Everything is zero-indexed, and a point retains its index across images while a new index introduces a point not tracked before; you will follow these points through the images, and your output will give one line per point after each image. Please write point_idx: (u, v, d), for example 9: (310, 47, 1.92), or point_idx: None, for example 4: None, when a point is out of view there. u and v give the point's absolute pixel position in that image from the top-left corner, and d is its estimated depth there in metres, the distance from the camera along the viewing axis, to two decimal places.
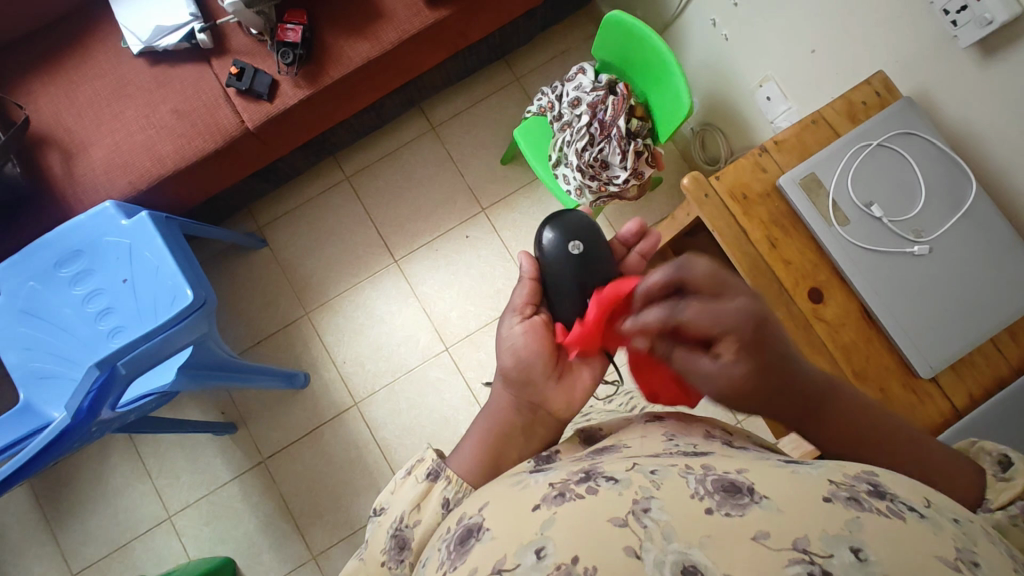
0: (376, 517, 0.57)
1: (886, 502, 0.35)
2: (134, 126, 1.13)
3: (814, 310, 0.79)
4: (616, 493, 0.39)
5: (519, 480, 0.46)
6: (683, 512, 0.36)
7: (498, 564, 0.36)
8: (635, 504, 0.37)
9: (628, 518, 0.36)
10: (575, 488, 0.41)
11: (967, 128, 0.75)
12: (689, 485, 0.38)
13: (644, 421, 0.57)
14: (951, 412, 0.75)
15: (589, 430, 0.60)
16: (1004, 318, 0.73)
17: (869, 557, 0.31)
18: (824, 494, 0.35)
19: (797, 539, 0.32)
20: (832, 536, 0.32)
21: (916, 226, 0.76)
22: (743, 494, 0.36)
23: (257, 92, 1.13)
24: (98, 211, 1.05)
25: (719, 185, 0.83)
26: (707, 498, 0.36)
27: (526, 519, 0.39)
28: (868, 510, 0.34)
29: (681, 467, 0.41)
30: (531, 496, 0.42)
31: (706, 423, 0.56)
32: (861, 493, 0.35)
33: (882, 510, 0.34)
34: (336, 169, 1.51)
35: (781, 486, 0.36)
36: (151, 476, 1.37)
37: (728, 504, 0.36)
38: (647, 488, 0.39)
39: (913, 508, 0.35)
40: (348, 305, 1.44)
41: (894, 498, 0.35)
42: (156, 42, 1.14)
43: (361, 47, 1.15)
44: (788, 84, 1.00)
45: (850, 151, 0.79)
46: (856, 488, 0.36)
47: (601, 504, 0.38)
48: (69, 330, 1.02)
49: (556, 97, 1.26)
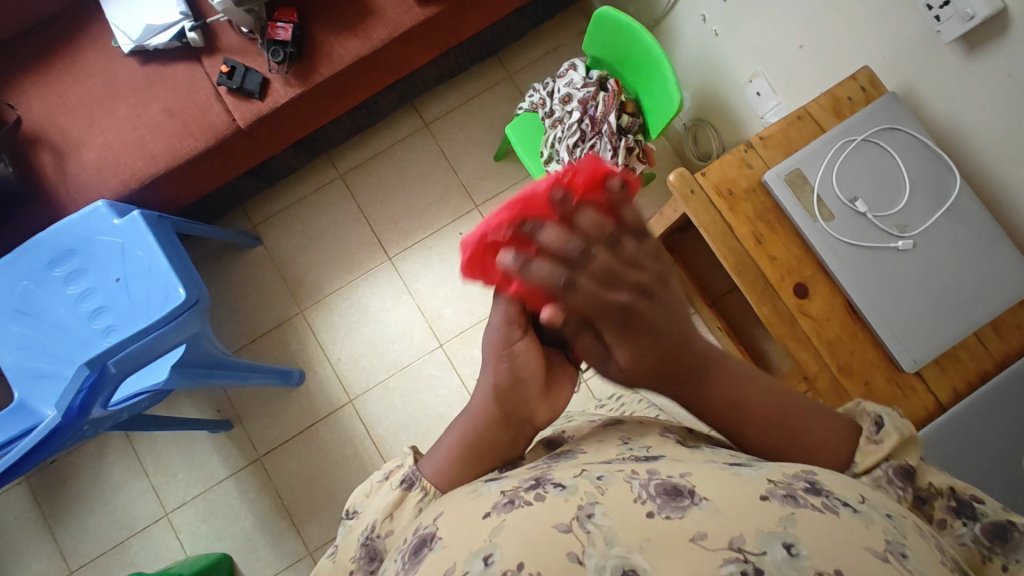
0: (347, 521, 0.55)
1: (822, 498, 0.36)
2: (127, 126, 1.14)
3: (799, 305, 0.79)
4: (561, 500, 0.38)
5: (472, 489, 0.44)
6: (625, 516, 0.36)
7: (449, 571, 0.35)
8: (580, 510, 0.37)
9: (572, 523, 0.36)
10: (524, 494, 0.40)
11: (952, 123, 0.76)
12: (633, 489, 0.38)
13: (606, 424, 0.58)
14: (935, 406, 0.75)
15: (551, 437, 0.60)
16: (985, 313, 0.74)
17: (800, 552, 0.31)
18: (761, 493, 0.36)
19: (733, 538, 0.32)
20: (766, 533, 0.32)
21: (901, 221, 0.76)
22: (684, 496, 0.36)
23: (248, 91, 1.13)
24: (91, 211, 1.05)
25: (704, 181, 0.83)
26: (649, 502, 0.36)
27: (476, 528, 0.38)
28: (803, 506, 0.35)
29: (627, 473, 0.41)
30: (483, 503, 0.40)
31: (662, 424, 0.57)
32: (798, 491, 0.36)
33: (817, 505, 0.35)
34: (329, 167, 1.51)
35: (720, 487, 0.37)
36: (148, 473, 1.38)
37: (668, 506, 0.36)
38: (592, 495, 0.38)
39: (847, 503, 0.36)
40: (342, 302, 1.45)
41: (830, 494, 0.36)
42: (146, 41, 1.14)
43: (352, 45, 1.15)
44: (777, 80, 1.00)
45: (835, 146, 0.79)
46: (794, 485, 0.37)
47: (546, 509, 0.37)
48: (64, 329, 1.03)
49: (547, 94, 1.28)
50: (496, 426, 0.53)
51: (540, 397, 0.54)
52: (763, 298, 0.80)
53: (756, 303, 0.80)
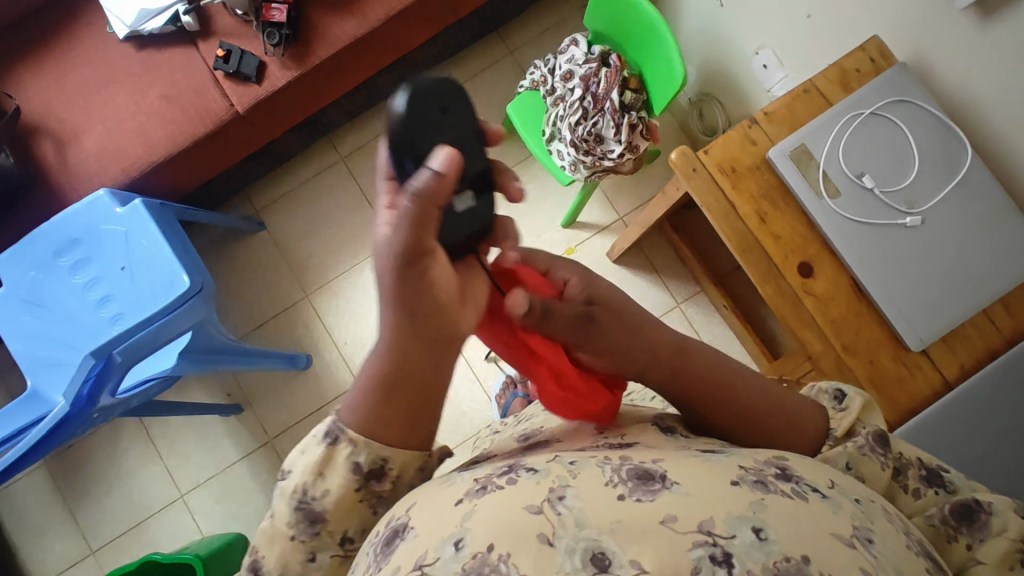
0: (279, 483, 0.49)
1: (791, 484, 0.37)
2: (125, 113, 1.13)
3: (802, 284, 0.77)
4: (533, 483, 0.37)
5: (444, 479, 0.43)
6: (596, 498, 0.35)
7: (419, 559, 0.35)
8: (551, 492, 0.36)
9: (543, 505, 0.35)
10: (497, 479, 0.39)
11: (963, 93, 0.73)
12: (605, 473, 0.37)
13: None
14: (941, 385, 0.75)
15: (531, 428, 0.60)
16: (993, 289, 0.72)
17: (769, 536, 0.32)
18: (733, 477, 0.37)
19: (703, 521, 0.33)
20: (737, 517, 0.33)
21: (908, 196, 0.75)
22: (655, 480, 0.36)
23: (245, 75, 1.12)
24: (93, 200, 1.06)
25: (707, 159, 0.80)
26: (620, 485, 0.36)
27: (448, 515, 0.37)
28: (773, 492, 0.36)
29: (599, 458, 0.40)
30: (453, 491, 0.40)
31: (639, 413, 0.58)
32: (769, 477, 0.37)
33: (787, 492, 0.36)
34: (331, 150, 1.50)
35: (694, 472, 0.37)
36: (163, 457, 1.41)
37: (640, 489, 0.35)
38: (564, 477, 0.37)
39: (816, 489, 0.37)
40: (347, 286, 1.45)
41: (799, 480, 0.38)
42: (141, 26, 1.13)
43: (348, 25, 1.13)
44: (784, 51, 0.97)
45: (842, 120, 0.77)
46: (765, 471, 0.38)
47: (517, 492, 0.37)
48: (72, 317, 1.04)
49: (549, 71, 1.24)
50: (416, 352, 0.47)
51: (462, 306, 0.49)
52: (766, 277, 0.79)
53: (759, 284, 0.79)
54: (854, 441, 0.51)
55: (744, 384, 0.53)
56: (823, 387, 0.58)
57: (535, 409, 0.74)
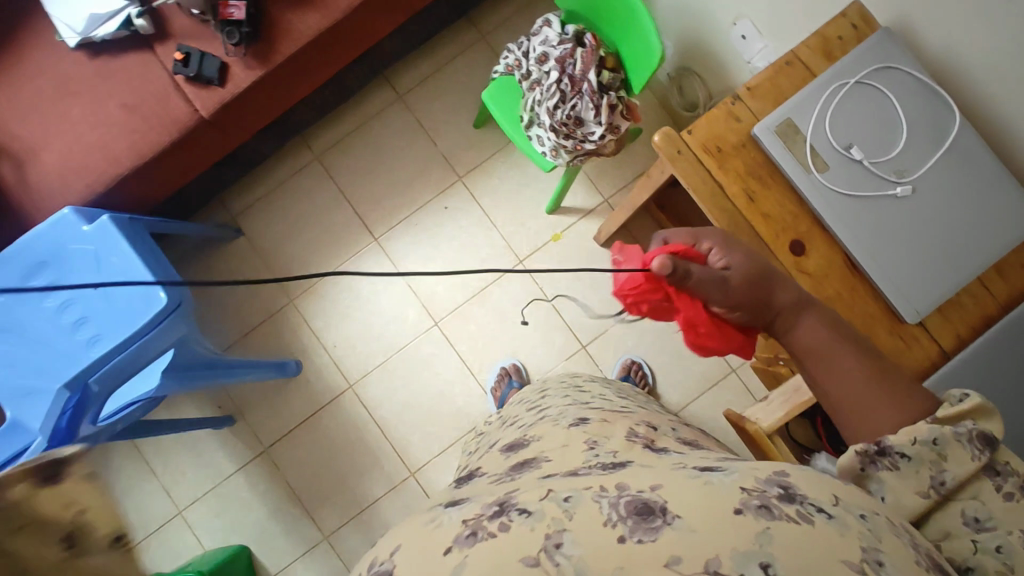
0: None
1: (796, 506, 0.35)
2: (84, 126, 1.08)
3: (795, 263, 0.76)
4: (528, 530, 0.36)
5: (429, 517, 0.42)
6: (595, 543, 0.35)
7: None
8: (548, 539, 0.35)
9: (540, 556, 0.35)
10: (487, 524, 0.38)
11: (949, 56, 0.72)
12: (602, 510, 0.36)
13: (569, 424, 0.56)
14: (939, 356, 0.74)
15: (517, 440, 0.58)
16: (988, 256, 0.72)
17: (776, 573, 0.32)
18: (736, 504, 0.35)
19: (708, 560, 0.32)
20: (742, 553, 0.32)
21: (898, 166, 0.73)
22: (656, 515, 0.35)
23: (207, 78, 1.08)
24: (58, 219, 1.01)
25: (691, 139, 0.78)
26: (619, 525, 0.35)
27: (438, 565, 0.37)
28: (777, 517, 0.34)
29: (594, 489, 0.39)
30: (441, 535, 0.39)
31: (629, 422, 0.57)
32: (771, 499, 0.35)
33: (791, 516, 0.34)
34: (305, 149, 1.45)
35: (694, 499, 0.35)
36: (157, 474, 1.38)
37: (640, 529, 0.35)
38: (559, 521, 0.36)
39: (821, 508, 0.35)
40: (332, 288, 1.42)
41: (803, 499, 0.35)
42: (92, 32, 1.07)
43: (311, 19, 1.09)
44: (763, 20, 0.94)
45: (827, 90, 0.74)
46: (768, 492, 0.36)
47: (512, 542, 0.36)
48: (47, 343, 1.00)
49: (522, 54, 1.21)
50: None
51: None
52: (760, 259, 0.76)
53: None
54: (953, 425, 0.47)
55: (842, 364, 0.56)
56: None
57: (524, 410, 0.73)
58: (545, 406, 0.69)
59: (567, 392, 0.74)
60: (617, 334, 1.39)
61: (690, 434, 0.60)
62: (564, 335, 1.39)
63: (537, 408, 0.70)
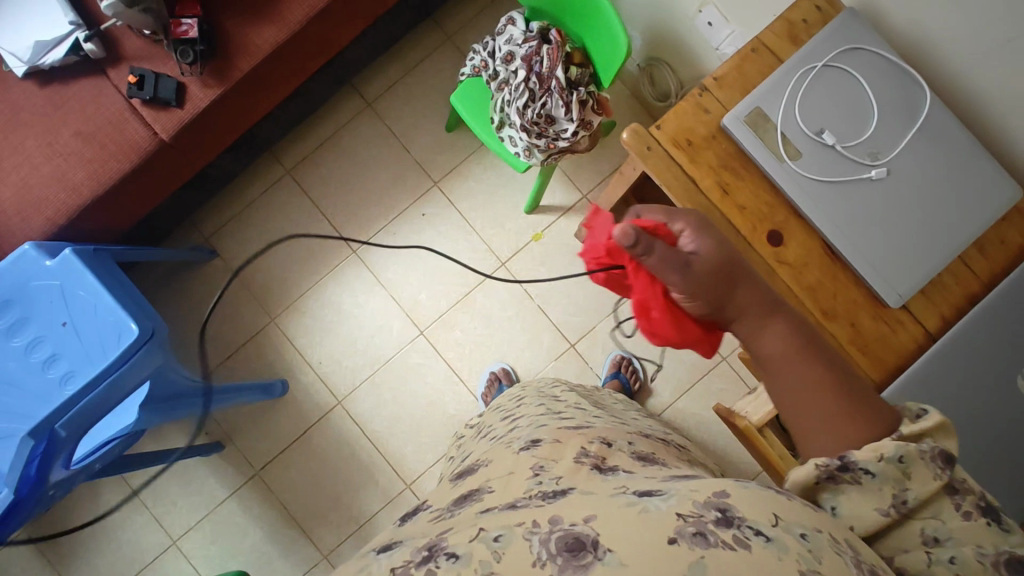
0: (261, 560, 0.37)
1: (733, 530, 0.36)
2: (39, 157, 1.04)
3: (774, 254, 0.74)
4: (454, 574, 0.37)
5: (361, 567, 0.43)
6: None
7: None
8: None
9: None
10: (414, 571, 0.39)
11: (916, 33, 0.71)
12: (532, 549, 0.37)
13: (523, 446, 0.56)
14: (925, 337, 0.73)
15: (469, 465, 0.59)
16: (967, 233, 0.71)
17: None
18: (671, 534, 0.36)
19: None
20: None
21: (871, 148, 0.71)
22: (586, 551, 0.36)
23: (164, 100, 1.04)
24: (19, 256, 0.98)
25: (660, 134, 0.76)
26: (548, 564, 0.36)
27: None
28: (713, 545, 0.35)
29: (526, 525, 0.40)
30: None
31: (583, 439, 0.56)
32: (708, 525, 0.37)
33: (727, 542, 0.36)
34: (275, 164, 1.42)
35: (628, 532, 0.37)
36: (147, 505, 1.35)
37: (569, 567, 0.36)
38: (486, 564, 0.37)
39: (759, 531, 0.36)
40: (313, 304, 1.39)
41: (741, 522, 0.37)
42: (40, 60, 1.03)
43: (268, 32, 1.06)
44: (728, 6, 0.93)
45: (794, 75, 0.73)
46: (705, 517, 0.37)
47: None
48: (18, 384, 0.96)
49: (488, 54, 1.17)
50: None
51: None
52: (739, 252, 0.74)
53: None
54: (918, 443, 0.46)
55: (798, 371, 0.55)
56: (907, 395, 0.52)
57: (499, 421, 0.73)
58: (513, 418, 0.70)
59: (542, 402, 0.73)
60: (606, 330, 1.37)
61: (647, 448, 0.60)
62: (551, 335, 1.38)
63: (501, 423, 0.71)
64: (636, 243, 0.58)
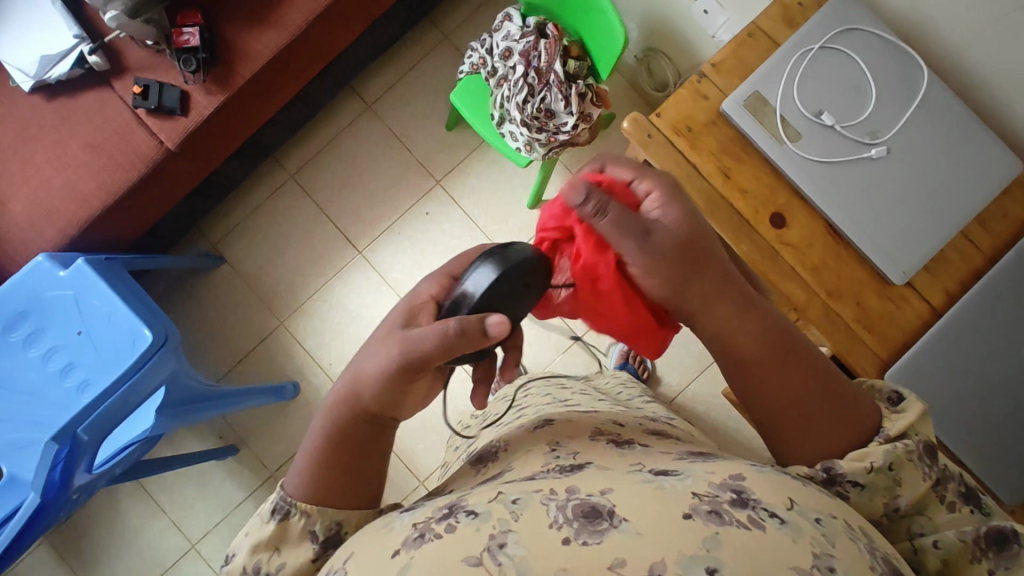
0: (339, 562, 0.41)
1: (748, 510, 0.37)
2: (49, 170, 1.06)
3: (777, 236, 0.75)
4: (472, 530, 0.38)
5: (384, 522, 0.43)
6: (540, 544, 0.36)
7: None
8: (492, 540, 0.37)
9: (483, 556, 0.36)
10: (435, 526, 0.39)
11: (913, 11, 0.71)
12: (550, 513, 0.38)
13: (537, 426, 0.58)
14: (930, 314, 0.74)
15: (485, 451, 0.60)
16: (969, 209, 0.71)
17: None
18: (686, 510, 0.37)
19: (654, 564, 0.34)
20: (689, 558, 0.34)
21: (871, 127, 0.72)
22: (603, 518, 0.37)
23: (169, 108, 1.06)
24: (32, 267, 1.00)
25: (660, 122, 0.77)
26: (566, 527, 0.37)
27: (384, 566, 0.38)
28: (727, 523, 0.36)
29: (544, 492, 0.40)
30: (391, 539, 0.40)
31: (596, 420, 0.58)
32: (723, 505, 0.38)
33: (742, 521, 0.36)
34: (278, 169, 1.43)
35: (641, 505, 0.37)
36: (166, 510, 1.37)
37: (586, 531, 0.36)
38: (505, 522, 0.38)
39: (774, 514, 0.37)
40: (321, 306, 1.40)
41: (756, 504, 0.38)
42: (46, 74, 1.05)
43: (268, 37, 1.07)
44: None
45: (792, 58, 0.73)
46: (720, 498, 0.38)
47: (456, 543, 0.37)
48: (36, 393, 0.98)
49: (486, 51, 1.18)
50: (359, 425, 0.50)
51: None
52: (740, 235, 0.75)
53: (733, 242, 0.75)
54: (904, 445, 0.46)
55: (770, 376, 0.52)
56: (879, 387, 0.53)
57: (506, 408, 0.75)
58: (522, 404, 0.71)
59: (548, 391, 0.74)
60: None
61: (660, 427, 0.62)
62: (558, 328, 1.39)
63: (507, 411, 0.72)
64: (586, 200, 0.51)
